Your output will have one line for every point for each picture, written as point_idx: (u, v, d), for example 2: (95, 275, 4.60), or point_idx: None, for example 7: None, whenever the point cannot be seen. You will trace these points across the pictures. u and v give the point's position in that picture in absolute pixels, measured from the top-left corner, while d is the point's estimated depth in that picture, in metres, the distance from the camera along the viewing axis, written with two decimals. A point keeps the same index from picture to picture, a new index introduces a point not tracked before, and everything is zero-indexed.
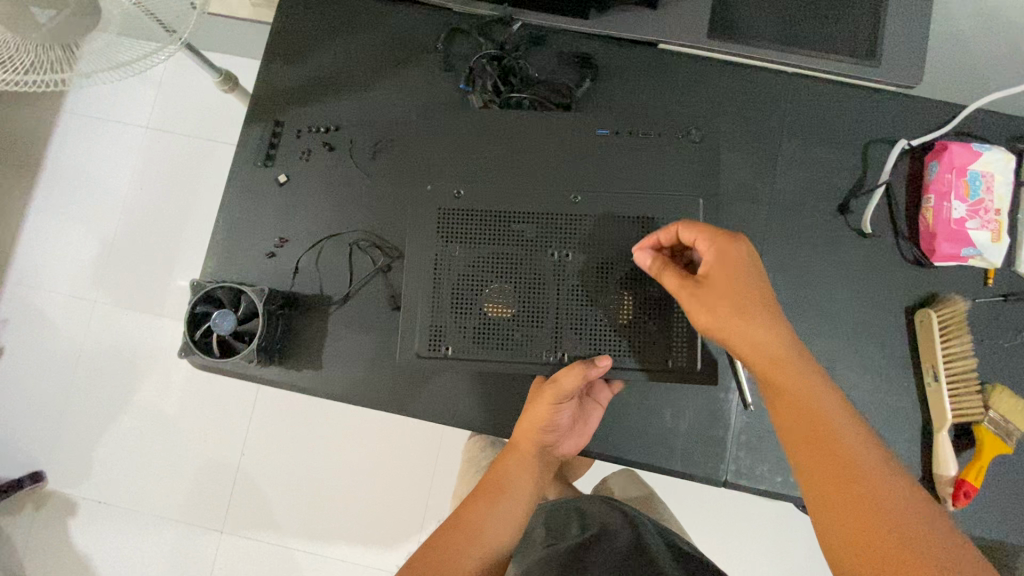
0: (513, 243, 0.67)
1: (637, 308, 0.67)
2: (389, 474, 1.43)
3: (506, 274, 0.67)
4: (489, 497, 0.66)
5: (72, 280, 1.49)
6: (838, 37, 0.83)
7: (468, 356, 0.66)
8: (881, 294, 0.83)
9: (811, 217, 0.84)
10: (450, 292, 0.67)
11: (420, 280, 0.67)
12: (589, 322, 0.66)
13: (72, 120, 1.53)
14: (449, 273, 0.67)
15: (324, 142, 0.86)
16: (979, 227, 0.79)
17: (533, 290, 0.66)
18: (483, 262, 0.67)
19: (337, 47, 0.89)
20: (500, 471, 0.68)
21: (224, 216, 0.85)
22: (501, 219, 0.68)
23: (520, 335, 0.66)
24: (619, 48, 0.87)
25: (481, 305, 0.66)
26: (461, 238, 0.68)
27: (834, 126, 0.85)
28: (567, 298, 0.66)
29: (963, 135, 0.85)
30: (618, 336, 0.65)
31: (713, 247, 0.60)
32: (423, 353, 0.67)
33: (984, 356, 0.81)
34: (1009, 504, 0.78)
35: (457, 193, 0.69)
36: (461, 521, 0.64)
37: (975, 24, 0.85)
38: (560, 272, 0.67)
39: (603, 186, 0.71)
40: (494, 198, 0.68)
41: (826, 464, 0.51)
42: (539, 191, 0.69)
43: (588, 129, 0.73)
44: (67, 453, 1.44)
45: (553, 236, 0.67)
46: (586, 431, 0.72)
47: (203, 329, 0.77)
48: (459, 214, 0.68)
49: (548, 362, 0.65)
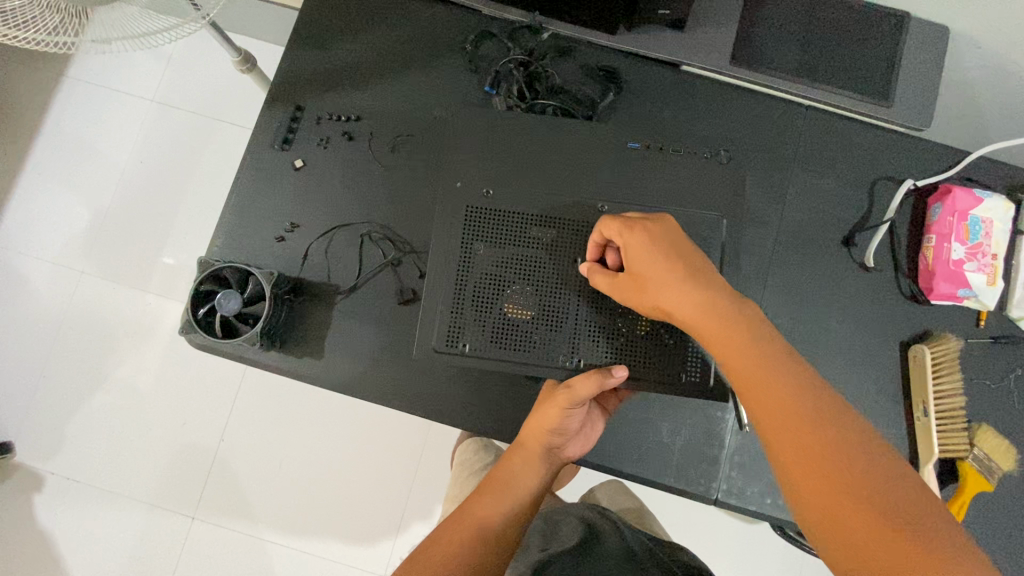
0: (534, 245, 0.68)
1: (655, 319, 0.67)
2: (371, 470, 1.42)
3: (527, 276, 0.67)
4: (495, 495, 0.66)
5: (61, 248, 1.45)
6: (854, 75, 0.86)
7: (485, 355, 0.66)
8: (878, 328, 0.85)
9: (816, 246, 0.86)
10: (472, 290, 0.67)
11: (443, 276, 0.67)
12: (606, 330, 0.66)
13: (76, 87, 1.50)
14: (472, 270, 0.67)
15: (343, 131, 0.86)
16: (976, 270, 0.81)
17: (554, 294, 0.67)
18: (506, 262, 0.67)
19: (364, 37, 0.89)
20: (506, 469, 0.67)
21: (236, 196, 0.84)
22: (525, 221, 0.68)
23: (538, 337, 0.66)
24: (643, 66, 0.88)
25: (501, 305, 0.66)
26: (486, 237, 0.68)
27: (844, 160, 0.88)
28: (586, 305, 0.66)
29: (966, 179, 0.88)
30: (633, 346, 0.66)
31: (622, 235, 0.59)
32: (439, 349, 0.66)
33: (971, 395, 0.83)
34: (986, 540, 0.80)
35: (485, 193, 0.69)
36: (464, 518, 0.64)
37: (985, 76, 0.89)
38: (579, 279, 0.67)
39: (627, 197, 0.71)
40: (522, 201, 0.69)
41: (801, 448, 0.49)
42: (566, 198, 0.69)
43: (611, 140, 0.73)
44: (39, 426, 1.40)
45: (576, 242, 0.68)
46: (594, 435, 0.70)
47: (208, 308, 0.76)
48: (486, 213, 0.68)
49: (563, 367, 0.66)
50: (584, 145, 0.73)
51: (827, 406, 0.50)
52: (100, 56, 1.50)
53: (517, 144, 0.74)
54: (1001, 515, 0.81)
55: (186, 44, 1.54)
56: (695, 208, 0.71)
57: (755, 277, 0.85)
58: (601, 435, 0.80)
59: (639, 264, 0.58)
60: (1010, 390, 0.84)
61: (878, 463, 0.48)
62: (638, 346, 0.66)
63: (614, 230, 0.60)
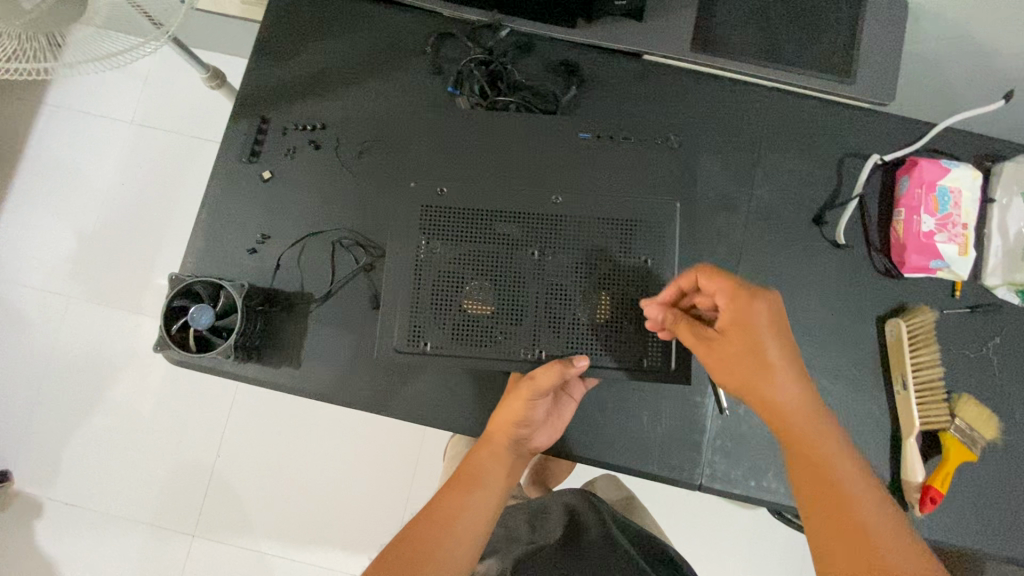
0: (492, 240, 0.68)
1: (614, 307, 0.67)
2: (368, 478, 1.42)
3: (486, 271, 0.67)
4: (463, 489, 0.66)
5: (47, 274, 1.46)
6: (815, 54, 0.86)
7: (446, 352, 0.66)
8: (854, 304, 0.85)
9: (788, 226, 0.86)
10: (430, 288, 0.67)
11: (401, 276, 0.68)
12: (567, 320, 0.67)
13: (54, 113, 1.51)
14: (430, 268, 0.67)
15: (310, 140, 0.86)
16: (946, 241, 0.82)
17: (513, 287, 0.67)
18: (463, 259, 0.67)
19: (325, 46, 0.89)
20: (475, 463, 0.67)
21: (207, 212, 0.85)
22: (482, 216, 0.68)
23: (499, 331, 0.66)
24: (605, 58, 0.89)
25: (461, 302, 0.67)
26: (442, 234, 0.68)
27: (811, 139, 0.88)
28: (546, 297, 0.67)
29: (932, 151, 0.88)
30: (595, 335, 0.66)
31: (733, 297, 0.57)
32: (401, 348, 0.67)
33: (951, 366, 0.83)
34: (974, 510, 0.80)
35: (440, 191, 0.69)
36: (434, 513, 0.64)
37: (947, 45, 0.89)
38: (538, 271, 0.67)
39: (583, 186, 0.71)
40: (477, 196, 0.69)
41: (835, 515, 0.52)
42: (521, 191, 0.69)
43: (568, 129, 0.73)
44: (35, 452, 1.41)
45: (534, 234, 0.68)
46: (560, 426, 0.71)
47: (181, 324, 0.76)
48: (441, 211, 0.69)
49: (525, 359, 0.66)
50: (541, 137, 0.73)
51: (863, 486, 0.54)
52: (77, 81, 1.51)
53: (475, 140, 0.74)
54: (988, 485, 0.81)
55: (160, 64, 1.55)
56: (654, 192, 0.71)
57: (728, 260, 0.85)
58: (581, 427, 0.80)
59: (743, 334, 0.57)
60: (990, 358, 0.84)
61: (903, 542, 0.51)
62: (600, 334, 0.67)
63: (723, 291, 0.58)
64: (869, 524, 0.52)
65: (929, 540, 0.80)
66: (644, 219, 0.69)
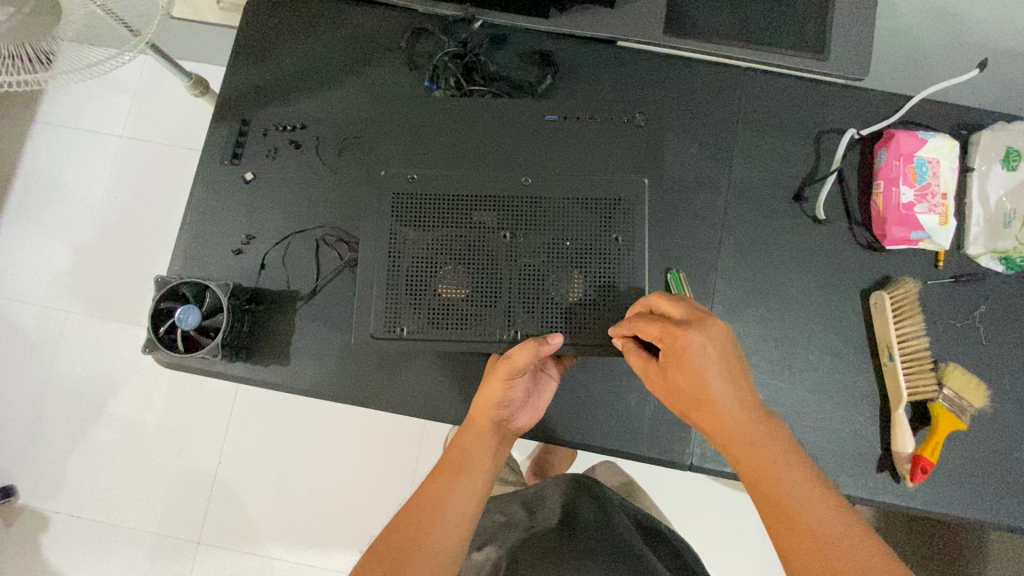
0: (464, 226, 0.69)
1: (587, 285, 0.68)
2: (369, 477, 1.43)
3: (459, 256, 0.68)
4: (449, 474, 0.66)
5: (44, 289, 1.48)
6: (788, 32, 0.86)
7: (422, 336, 0.67)
8: (837, 278, 0.85)
9: (768, 204, 0.87)
10: (405, 274, 0.68)
11: (376, 264, 0.68)
12: (541, 300, 0.67)
13: (45, 130, 1.53)
14: (403, 255, 0.68)
15: (290, 140, 0.87)
16: (927, 211, 0.81)
17: (486, 270, 0.68)
18: (436, 244, 0.68)
19: (302, 46, 0.90)
20: (459, 448, 0.68)
21: (192, 215, 0.86)
22: (453, 202, 0.69)
23: (474, 313, 0.67)
24: (577, 46, 0.89)
25: (435, 287, 0.67)
26: (415, 221, 0.69)
27: (788, 117, 0.88)
28: (519, 279, 0.68)
29: (909, 123, 0.88)
30: (569, 313, 0.67)
31: (664, 337, 0.59)
32: (378, 334, 0.67)
33: (936, 336, 0.83)
34: (967, 479, 0.80)
35: (411, 178, 0.70)
36: (423, 501, 0.64)
37: (920, 18, 0.89)
38: (510, 253, 0.68)
39: (553, 167, 0.71)
40: (448, 182, 0.70)
41: (790, 536, 0.55)
42: (492, 174, 0.70)
43: (537, 113, 0.73)
44: (39, 467, 1.42)
45: (504, 217, 0.69)
46: (541, 405, 0.72)
47: (168, 325, 0.77)
48: (413, 197, 0.69)
49: (502, 340, 0.67)
50: (513, 125, 0.73)
51: (814, 499, 0.56)
52: (66, 96, 1.53)
53: (446, 127, 0.73)
54: (979, 453, 0.81)
55: (147, 76, 1.56)
56: (626, 172, 0.71)
57: (710, 240, 0.85)
58: (569, 411, 0.80)
59: (682, 370, 0.59)
60: (976, 327, 0.84)
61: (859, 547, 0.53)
62: (574, 313, 0.68)
63: (655, 331, 0.60)
64: (818, 527, 0.54)
65: (923, 510, 0.80)
66: (615, 198, 0.70)
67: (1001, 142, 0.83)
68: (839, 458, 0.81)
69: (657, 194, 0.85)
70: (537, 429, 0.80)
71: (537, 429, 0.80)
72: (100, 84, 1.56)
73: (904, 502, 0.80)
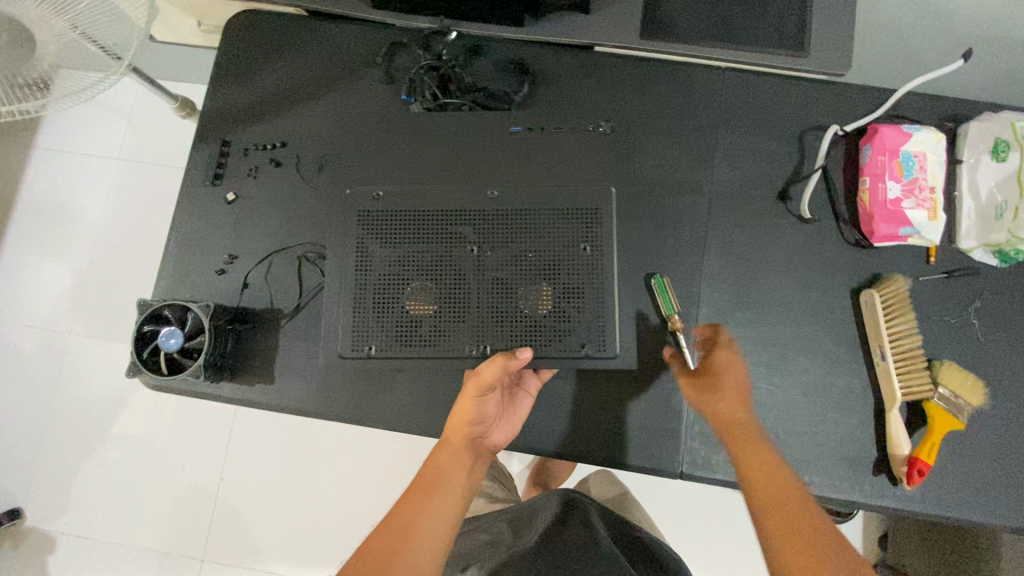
0: (430, 243, 0.70)
1: (552, 298, 0.70)
2: (368, 491, 1.42)
3: (425, 273, 0.70)
4: (423, 493, 0.66)
5: (45, 313, 1.50)
6: (767, 30, 0.85)
7: (392, 353, 0.69)
8: (826, 278, 0.83)
9: (753, 205, 0.85)
10: (373, 292, 0.70)
11: (345, 285, 0.70)
12: (506, 314, 0.70)
13: (43, 156, 1.56)
14: (371, 273, 0.70)
15: (270, 159, 0.87)
16: (915, 207, 0.80)
17: (452, 286, 0.70)
18: (403, 263, 0.70)
19: (279, 65, 0.90)
20: (434, 467, 0.68)
21: (175, 237, 0.86)
22: (419, 219, 0.71)
23: (441, 330, 0.69)
24: (554, 54, 0.89)
25: (402, 305, 0.69)
26: (381, 239, 0.71)
27: (770, 116, 0.87)
28: (487, 293, 0.70)
29: (894, 117, 0.86)
30: (535, 326, 0.69)
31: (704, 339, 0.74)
32: (347, 353, 0.69)
33: (930, 334, 0.81)
34: (967, 481, 0.78)
35: (376, 196, 0.72)
36: (396, 522, 0.63)
37: (903, 10, 0.87)
38: (475, 269, 0.70)
39: (515, 181, 0.73)
40: (413, 200, 0.71)
41: (785, 525, 0.60)
42: (454, 190, 0.72)
43: None
44: (45, 488, 1.44)
45: (469, 233, 0.71)
46: (516, 420, 0.76)
47: (151, 347, 0.77)
48: (379, 215, 0.71)
49: (469, 354, 0.69)
50: None
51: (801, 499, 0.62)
52: (63, 122, 1.56)
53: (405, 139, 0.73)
54: (979, 453, 0.78)
55: (140, 99, 1.58)
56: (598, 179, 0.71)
57: (695, 243, 0.84)
58: (556, 422, 0.79)
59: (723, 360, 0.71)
60: (971, 323, 0.82)
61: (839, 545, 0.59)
62: (544, 325, 0.70)
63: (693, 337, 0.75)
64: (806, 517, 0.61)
65: (922, 513, 0.77)
66: (577, 208, 0.71)
67: (990, 133, 0.82)
68: (833, 462, 0.79)
69: (639, 198, 0.85)
70: (523, 441, 0.79)
71: (524, 442, 0.79)
72: (95, 108, 1.58)
73: (901, 505, 0.77)
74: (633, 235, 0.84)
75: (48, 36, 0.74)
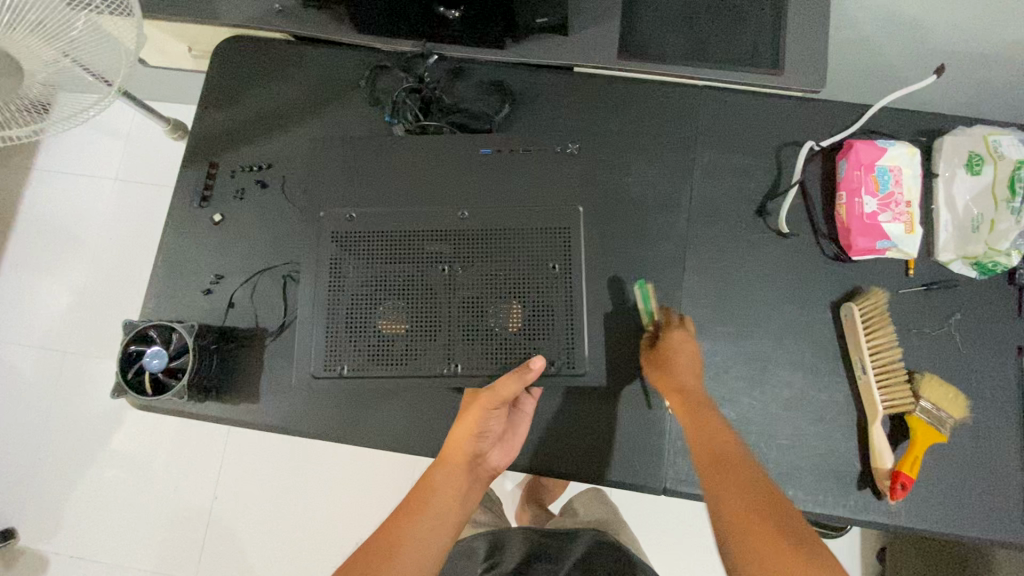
0: (404, 262, 0.69)
1: (526, 315, 0.68)
2: (361, 508, 1.42)
3: (398, 292, 0.68)
4: (413, 511, 0.64)
5: (42, 332, 1.51)
6: (741, 49, 0.87)
7: (364, 373, 0.67)
8: (806, 292, 0.84)
9: (732, 220, 0.86)
10: (346, 311, 0.68)
11: (318, 303, 0.69)
12: (480, 332, 0.68)
13: (42, 178, 1.58)
14: (345, 292, 0.69)
15: (256, 180, 0.89)
16: (891, 220, 0.80)
17: (425, 304, 0.68)
18: (377, 281, 0.69)
19: (266, 89, 0.93)
20: (426, 486, 0.66)
21: (164, 258, 0.88)
22: (393, 237, 0.70)
23: (414, 348, 0.67)
24: (535, 75, 0.91)
25: (375, 324, 0.68)
26: (356, 258, 0.70)
27: (747, 133, 0.88)
28: (460, 310, 0.68)
29: (869, 133, 0.87)
30: (509, 344, 0.67)
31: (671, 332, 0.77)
32: (320, 373, 0.68)
33: (911, 347, 0.82)
34: (952, 494, 0.77)
35: (349, 216, 0.71)
36: (382, 539, 0.62)
37: (876, 27, 0.89)
38: (449, 287, 0.68)
39: (489, 197, 0.72)
40: (387, 219, 0.71)
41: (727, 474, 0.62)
42: (428, 208, 0.71)
43: (472, 145, 0.74)
44: (39, 508, 1.44)
45: (442, 250, 0.69)
46: (517, 441, 0.74)
47: (136, 368, 0.78)
48: (354, 234, 0.70)
49: (442, 373, 0.67)
50: (441, 158, 0.74)
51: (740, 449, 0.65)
52: (61, 145, 1.59)
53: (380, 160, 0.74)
54: (964, 466, 0.78)
55: (138, 121, 1.61)
56: (573, 196, 0.72)
57: (674, 259, 0.85)
58: (539, 439, 0.80)
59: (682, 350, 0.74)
60: (952, 335, 0.82)
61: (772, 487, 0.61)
62: (518, 342, 0.67)
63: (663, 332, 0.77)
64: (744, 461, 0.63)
65: (908, 528, 0.77)
66: (552, 224, 0.70)
67: (964, 147, 0.82)
68: (816, 476, 0.79)
69: (618, 215, 0.86)
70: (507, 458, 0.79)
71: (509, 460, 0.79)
72: (93, 131, 1.61)
73: (887, 520, 0.77)
74: (613, 251, 0.85)
75: (37, 64, 0.78)
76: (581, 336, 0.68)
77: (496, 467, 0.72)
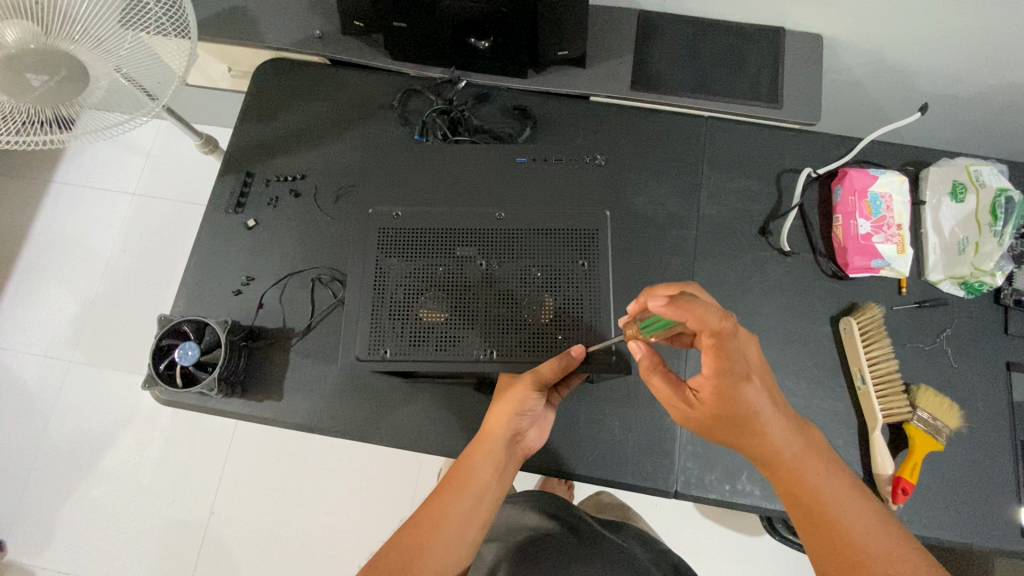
0: (445, 256, 0.74)
1: (557, 309, 0.72)
2: (362, 525, 1.40)
3: (439, 283, 0.73)
4: (453, 492, 0.66)
5: (50, 341, 1.52)
6: (744, 84, 0.95)
7: (404, 357, 0.70)
8: (807, 307, 0.89)
9: (737, 238, 0.92)
10: (390, 300, 0.72)
11: (364, 292, 0.73)
12: (514, 322, 0.72)
13: (62, 190, 1.62)
14: (389, 282, 0.73)
15: (290, 190, 0.94)
16: (885, 242, 0.87)
17: (464, 295, 0.72)
18: (419, 273, 0.73)
19: (304, 105, 0.99)
20: (467, 467, 0.68)
21: (196, 260, 0.92)
22: (435, 235, 0.75)
23: (453, 336, 0.71)
24: (554, 102, 0.98)
25: (417, 312, 0.72)
26: (399, 252, 0.74)
27: (750, 159, 0.96)
28: (496, 303, 0.72)
29: (862, 162, 0.95)
30: (541, 335, 0.72)
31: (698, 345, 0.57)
32: (363, 357, 0.71)
33: (906, 359, 0.87)
34: (949, 502, 0.81)
35: (396, 214, 0.76)
36: (424, 520, 0.65)
37: (864, 69, 0.98)
38: (487, 280, 0.73)
39: (521, 203, 0.78)
40: (427, 217, 0.75)
41: (785, 479, 0.62)
42: (465, 210, 0.76)
43: (512, 155, 0.85)
44: (31, 520, 1.41)
45: (481, 246, 0.74)
46: (547, 420, 0.76)
47: (168, 361, 0.81)
48: (398, 230, 0.75)
49: (479, 361, 0.71)
50: (480, 160, 0.84)
51: (793, 445, 0.62)
52: (84, 160, 1.64)
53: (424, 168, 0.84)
54: (959, 474, 0.82)
55: (160, 140, 1.67)
56: (594, 208, 0.77)
57: (684, 272, 0.90)
58: (554, 442, 0.82)
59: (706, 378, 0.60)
60: (944, 350, 0.87)
61: (839, 483, 0.62)
62: (550, 335, 0.72)
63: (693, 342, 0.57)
64: (796, 460, 0.61)
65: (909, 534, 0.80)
66: (577, 229, 0.75)
67: (948, 177, 0.90)
68: None
69: (631, 231, 0.92)
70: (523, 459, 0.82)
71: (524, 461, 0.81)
72: (116, 147, 1.67)
73: None
74: (627, 264, 0.90)
75: (102, 74, 0.82)
76: (605, 335, 0.71)
77: (529, 447, 0.74)
